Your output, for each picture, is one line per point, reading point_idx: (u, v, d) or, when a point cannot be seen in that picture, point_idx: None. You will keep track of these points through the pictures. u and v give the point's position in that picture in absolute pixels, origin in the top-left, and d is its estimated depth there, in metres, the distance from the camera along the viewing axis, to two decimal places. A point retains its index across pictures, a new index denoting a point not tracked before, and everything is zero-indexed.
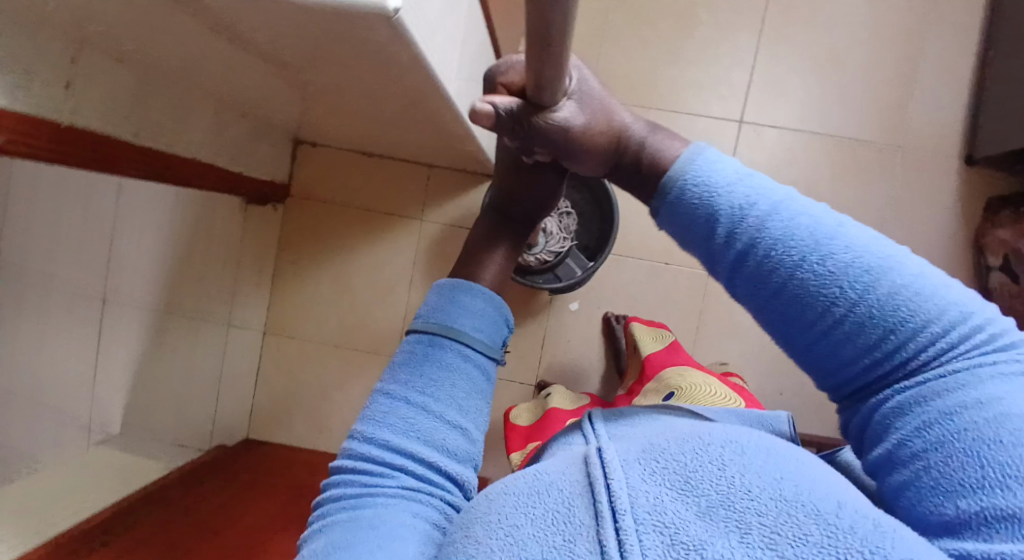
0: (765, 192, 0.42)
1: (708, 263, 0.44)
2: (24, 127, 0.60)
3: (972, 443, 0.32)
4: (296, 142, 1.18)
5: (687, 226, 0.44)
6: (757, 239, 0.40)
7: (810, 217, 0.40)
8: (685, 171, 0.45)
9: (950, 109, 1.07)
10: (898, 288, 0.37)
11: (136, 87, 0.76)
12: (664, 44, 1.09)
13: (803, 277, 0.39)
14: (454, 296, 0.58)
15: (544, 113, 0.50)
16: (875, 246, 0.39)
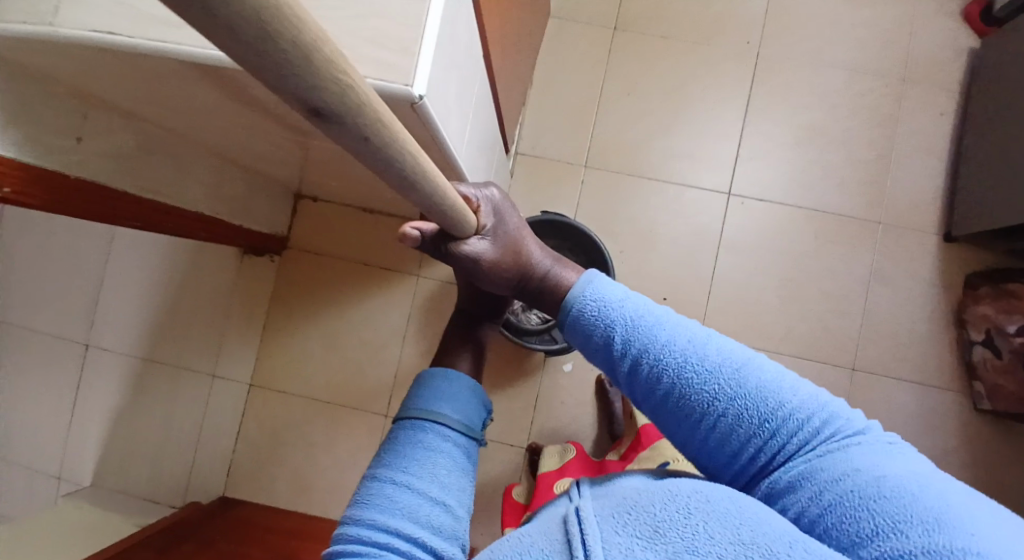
0: (648, 306, 0.51)
1: (609, 371, 0.51)
2: (27, 174, 0.62)
3: (860, 499, 0.37)
4: (297, 197, 1.20)
5: (586, 338, 0.52)
6: (644, 348, 0.48)
7: (683, 327, 0.49)
8: (575, 289, 0.55)
9: (928, 187, 1.12)
10: (762, 383, 0.44)
11: (142, 140, 0.78)
12: (656, 116, 1.15)
13: (685, 379, 0.46)
14: (433, 382, 0.60)
15: (458, 246, 0.56)
16: (739, 350, 0.47)
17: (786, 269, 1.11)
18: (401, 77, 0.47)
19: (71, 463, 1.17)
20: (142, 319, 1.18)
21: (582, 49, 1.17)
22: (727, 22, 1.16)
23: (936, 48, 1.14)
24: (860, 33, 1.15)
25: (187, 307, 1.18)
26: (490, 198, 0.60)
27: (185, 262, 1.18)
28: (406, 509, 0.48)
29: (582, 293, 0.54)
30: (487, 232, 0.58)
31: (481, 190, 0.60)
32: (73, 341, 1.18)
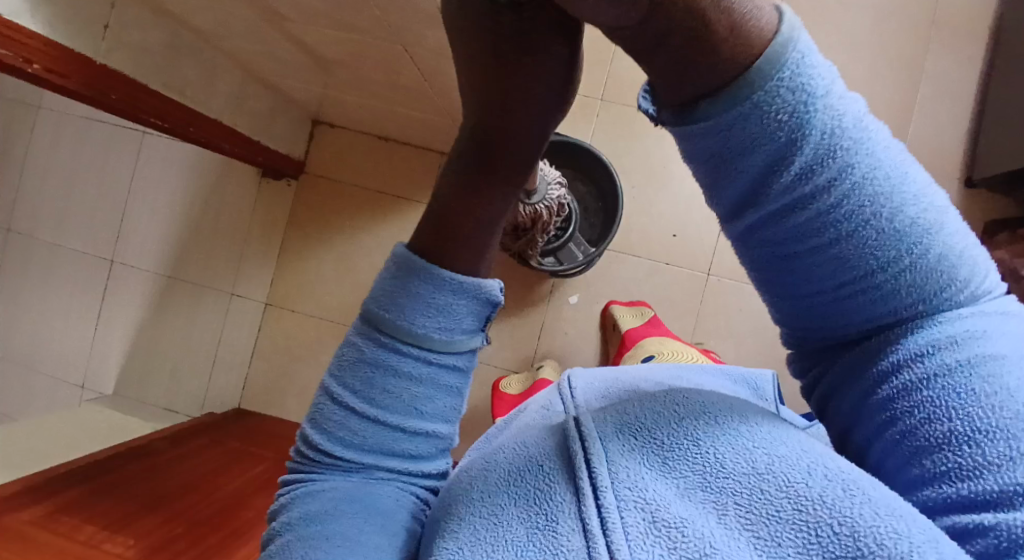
0: (845, 101, 0.29)
1: (744, 197, 0.31)
2: (60, 57, 0.64)
3: (939, 396, 0.31)
4: (315, 123, 1.22)
5: (744, 146, 0.29)
6: (835, 185, 0.29)
7: (885, 153, 0.30)
8: (769, 46, 0.27)
9: (952, 131, 1.09)
10: (947, 252, 0.31)
11: (170, 40, 0.79)
12: None
13: (862, 239, 0.30)
14: (412, 276, 0.33)
15: None
16: (929, 193, 0.32)
17: None
18: None
19: (94, 373, 1.23)
20: (164, 238, 1.22)
21: None
22: None
23: None
24: None
25: (207, 228, 1.22)
26: None
27: (206, 184, 1.21)
28: (381, 445, 0.35)
29: (782, 73, 0.27)
30: None
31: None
32: (99, 257, 1.23)
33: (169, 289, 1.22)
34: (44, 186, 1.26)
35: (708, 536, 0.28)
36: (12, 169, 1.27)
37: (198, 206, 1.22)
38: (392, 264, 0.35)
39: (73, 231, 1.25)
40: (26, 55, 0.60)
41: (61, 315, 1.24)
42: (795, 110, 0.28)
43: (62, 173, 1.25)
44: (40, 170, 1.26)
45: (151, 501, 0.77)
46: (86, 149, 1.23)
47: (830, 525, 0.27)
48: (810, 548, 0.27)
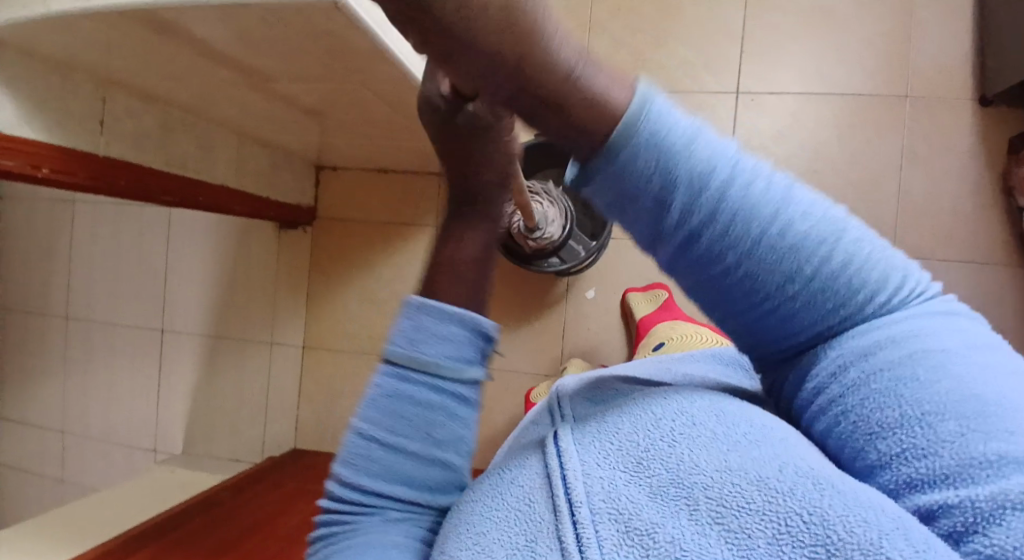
0: (717, 146, 0.32)
1: (648, 234, 0.34)
2: (64, 158, 0.71)
3: (886, 386, 0.30)
4: (319, 169, 1.27)
5: (628, 195, 0.32)
6: (716, 215, 0.31)
7: (761, 175, 0.31)
8: (626, 109, 0.31)
9: (956, 49, 1.04)
10: (850, 257, 0.31)
11: (161, 121, 0.85)
12: (649, 28, 1.11)
13: (759, 258, 0.31)
14: (424, 321, 0.38)
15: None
16: (824, 206, 0.32)
17: (808, 163, 1.06)
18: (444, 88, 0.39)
19: (163, 435, 1.32)
20: (202, 301, 1.30)
21: None
22: None
23: None
24: None
25: (238, 285, 1.29)
26: None
27: (230, 245, 1.29)
28: (398, 469, 0.38)
29: (648, 136, 0.31)
30: None
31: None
32: (150, 328, 1.34)
33: (214, 348, 1.30)
34: (92, 272, 1.37)
35: (680, 538, 0.26)
36: (64, 262, 1.40)
37: (227, 266, 1.29)
38: (407, 312, 0.39)
39: (124, 309, 1.35)
40: (32, 161, 0.68)
41: (126, 386, 1.35)
42: (668, 155, 0.31)
43: (105, 258, 1.36)
44: (87, 259, 1.38)
45: (218, 548, 0.83)
46: (122, 232, 1.34)
47: (798, 515, 0.26)
48: (782, 540, 0.25)
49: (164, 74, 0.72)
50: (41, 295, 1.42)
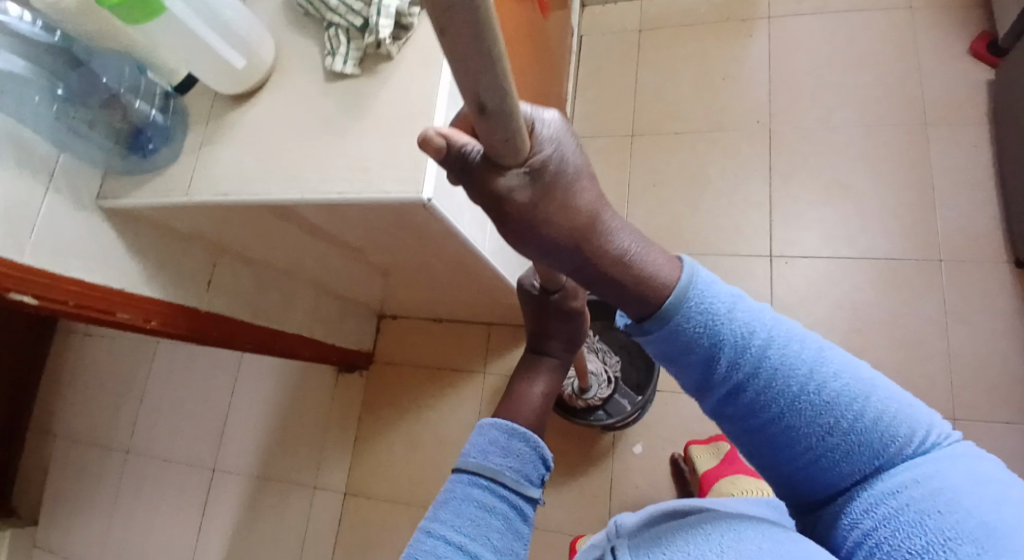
0: (755, 307, 0.39)
1: (697, 386, 0.40)
2: (171, 311, 0.82)
3: (919, 518, 0.33)
4: (380, 317, 1.37)
5: (673, 347, 0.39)
6: (757, 372, 0.37)
7: (795, 338, 0.38)
8: (672, 283, 0.39)
9: (982, 217, 1.09)
10: (882, 413, 0.36)
11: (256, 281, 0.98)
12: (683, 198, 1.22)
13: (800, 413, 0.36)
14: (500, 436, 0.45)
15: (494, 175, 0.36)
16: (851, 366, 0.37)
17: (849, 322, 1.08)
18: (415, 185, 0.60)
19: None
20: (254, 441, 1.35)
21: (607, 155, 1.30)
22: (734, 110, 1.25)
23: (950, 92, 1.17)
24: (867, 91, 1.21)
25: (291, 426, 1.34)
26: (543, 117, 0.37)
27: (289, 387, 1.36)
28: None
29: (689, 295, 0.38)
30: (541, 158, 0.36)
31: (542, 113, 0.38)
32: (202, 466, 1.37)
33: (258, 489, 1.32)
34: (158, 409, 1.46)
35: None
36: (134, 399, 1.49)
37: (283, 407, 1.36)
38: (485, 429, 0.46)
39: (181, 446, 1.41)
40: (144, 315, 0.79)
41: (169, 527, 1.35)
42: (705, 316, 0.38)
43: (173, 396, 1.45)
44: (156, 396, 1.47)
45: None
46: (192, 372, 1.44)
47: None
48: None
49: (266, 243, 0.85)
50: (106, 429, 1.50)
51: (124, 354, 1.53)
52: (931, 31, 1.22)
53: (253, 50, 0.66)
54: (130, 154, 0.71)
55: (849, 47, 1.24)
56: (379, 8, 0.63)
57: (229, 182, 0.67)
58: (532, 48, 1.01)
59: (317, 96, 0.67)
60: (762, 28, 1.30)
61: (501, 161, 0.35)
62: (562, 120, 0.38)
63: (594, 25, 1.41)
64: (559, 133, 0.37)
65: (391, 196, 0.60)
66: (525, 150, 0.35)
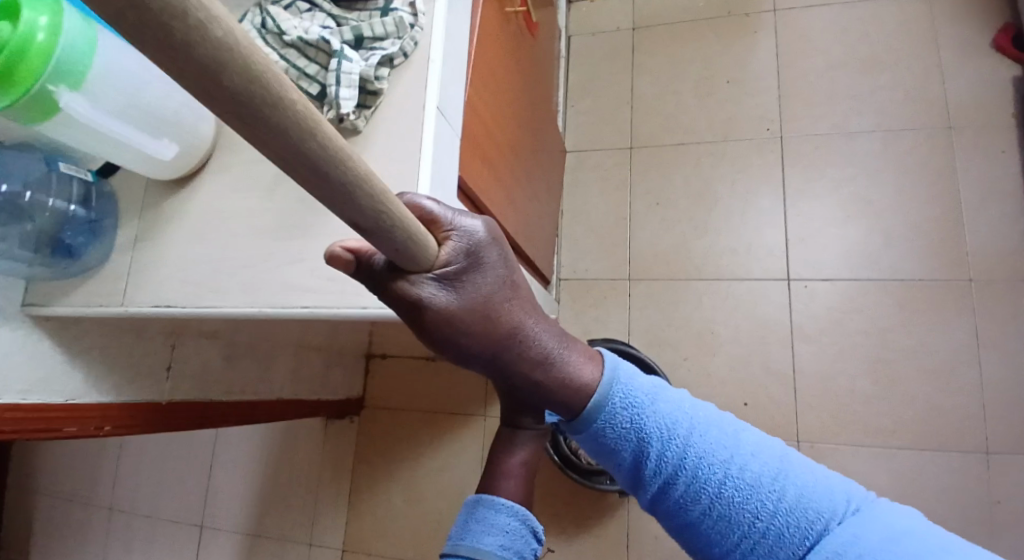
0: (675, 400, 0.44)
1: (633, 482, 0.43)
2: (128, 413, 0.73)
3: None
4: (368, 357, 1.28)
5: (607, 446, 0.43)
6: (682, 462, 0.40)
7: (712, 425, 0.41)
8: (596, 386, 0.45)
9: (1015, 229, 1.00)
10: (801, 492, 0.38)
11: (226, 354, 0.88)
12: (690, 219, 1.12)
13: (726, 496, 0.38)
14: (482, 513, 0.50)
15: (404, 285, 0.39)
16: (765, 447, 0.41)
17: (874, 351, 1.01)
18: None
19: None
20: (243, 496, 1.27)
21: (605, 172, 1.19)
22: (741, 117, 1.14)
23: (977, 88, 1.07)
24: (886, 90, 1.10)
25: (281, 479, 1.26)
26: (459, 225, 0.41)
27: (278, 437, 1.28)
28: None
29: (614, 395, 0.44)
30: (452, 271, 0.40)
31: (462, 218, 0.42)
32: (189, 524, 1.29)
33: (250, 547, 1.24)
34: (138, 463, 1.37)
35: None
36: (110, 452, 1.40)
37: (272, 458, 1.27)
38: (471, 507, 0.51)
39: (165, 502, 1.32)
40: (97, 424, 0.70)
41: None
42: (628, 411, 0.43)
43: (153, 448, 1.36)
44: (134, 448, 1.38)
45: None
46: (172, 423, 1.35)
47: None
48: None
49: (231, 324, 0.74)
50: (84, 486, 1.40)
51: None
52: (954, 21, 1.11)
53: (188, 130, 0.55)
54: (56, 258, 0.60)
55: (865, 40, 1.13)
56: (337, 75, 0.56)
57: (169, 291, 0.56)
58: (520, 71, 0.89)
59: (269, 179, 0.56)
60: (768, 22, 1.18)
61: (411, 274, 0.39)
62: (484, 228, 0.42)
63: (583, 24, 1.28)
64: (471, 241, 0.41)
65: (369, 313, 0.50)
66: (434, 260, 0.39)
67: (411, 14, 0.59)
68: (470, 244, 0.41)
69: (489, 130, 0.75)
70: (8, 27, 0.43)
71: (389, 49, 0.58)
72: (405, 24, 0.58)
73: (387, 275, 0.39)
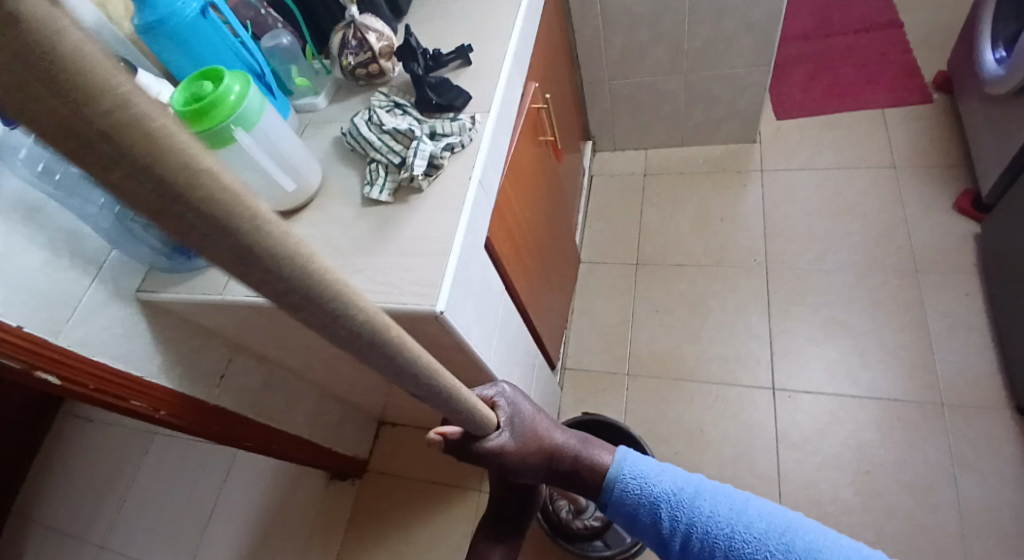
0: (682, 475, 0.57)
1: (659, 539, 0.56)
2: (181, 403, 0.85)
3: None
4: (380, 424, 1.38)
5: (635, 511, 0.57)
6: (695, 522, 0.53)
7: (717, 493, 0.54)
8: (610, 469, 0.60)
9: (981, 363, 1.11)
10: (807, 545, 0.49)
11: (265, 379, 1.01)
12: (684, 327, 1.27)
13: (739, 545, 0.51)
14: None
15: (486, 443, 0.50)
16: (768, 509, 0.53)
17: (853, 463, 1.06)
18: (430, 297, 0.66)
19: None
20: (229, 550, 1.26)
21: (613, 282, 1.36)
22: (732, 248, 1.34)
23: (939, 242, 1.24)
24: (858, 238, 1.29)
25: (270, 537, 1.26)
26: (490, 391, 0.55)
27: (279, 492, 1.30)
28: None
29: (628, 472, 0.59)
30: (508, 423, 0.53)
31: (494, 387, 0.56)
32: None
33: None
34: (127, 505, 1.37)
35: None
36: (101, 489, 1.40)
37: (270, 512, 1.29)
38: None
39: (152, 547, 1.31)
40: (156, 404, 0.82)
41: None
42: (643, 484, 0.57)
43: (148, 488, 1.36)
44: (128, 486, 1.39)
45: None
46: (170, 468, 1.36)
47: None
48: None
49: (284, 344, 0.90)
50: (69, 522, 1.40)
51: (93, 437, 1.45)
52: (915, 189, 1.32)
53: (302, 177, 0.76)
54: (176, 256, 0.78)
55: (839, 198, 1.35)
56: (415, 149, 0.74)
57: (258, 286, 0.73)
58: (545, 186, 1.11)
59: (350, 217, 0.76)
60: (756, 178, 1.42)
61: (490, 434, 0.50)
62: (507, 385, 0.57)
63: (604, 167, 1.55)
64: (501, 396, 0.55)
65: (406, 307, 0.66)
66: (496, 418, 0.51)
67: (471, 122, 0.80)
68: (504, 403, 0.55)
69: (517, 219, 0.95)
70: (209, 87, 0.67)
71: (453, 140, 0.78)
72: (466, 127, 0.79)
73: (470, 438, 0.49)
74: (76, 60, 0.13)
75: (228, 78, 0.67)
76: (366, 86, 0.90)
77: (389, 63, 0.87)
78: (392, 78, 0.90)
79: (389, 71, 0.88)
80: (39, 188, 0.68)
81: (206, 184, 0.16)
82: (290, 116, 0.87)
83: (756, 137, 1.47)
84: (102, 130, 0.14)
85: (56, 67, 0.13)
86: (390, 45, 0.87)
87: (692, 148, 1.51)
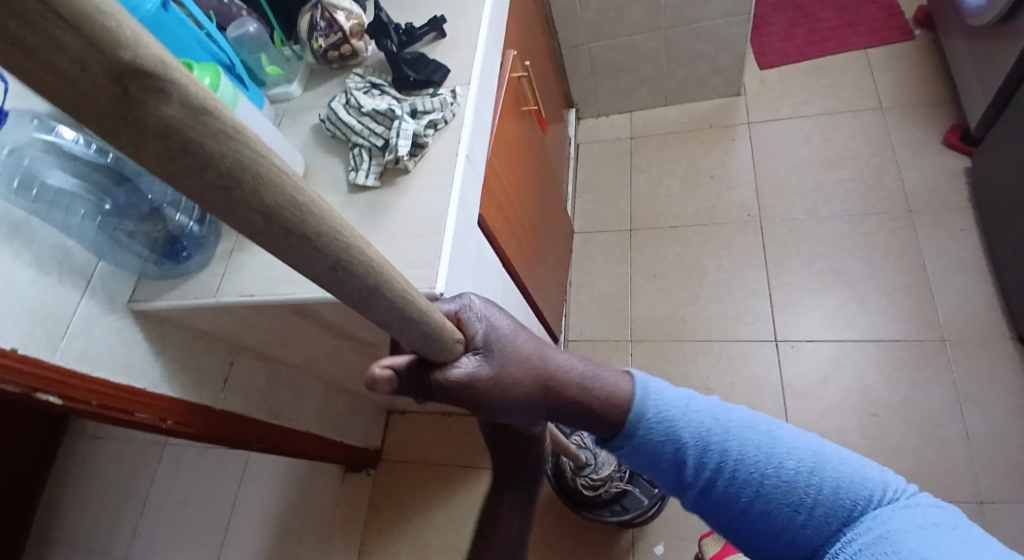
0: (702, 405, 0.47)
1: (672, 481, 0.47)
2: (186, 411, 0.84)
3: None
4: (389, 412, 1.39)
5: (645, 451, 0.47)
6: (720, 461, 0.43)
7: (744, 426, 0.45)
8: (626, 399, 0.48)
9: (980, 297, 1.11)
10: (843, 483, 0.41)
11: (269, 378, 1.00)
12: (684, 288, 1.26)
13: (768, 487, 0.42)
14: None
15: (444, 371, 0.45)
16: (801, 441, 0.44)
17: (862, 406, 1.07)
18: (429, 279, 0.64)
19: None
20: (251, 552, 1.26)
21: (609, 250, 1.35)
22: (724, 206, 1.33)
23: (930, 180, 1.24)
24: (850, 183, 1.28)
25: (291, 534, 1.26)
26: (456, 308, 0.50)
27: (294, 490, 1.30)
28: None
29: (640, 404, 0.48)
30: (478, 349, 0.48)
31: (460, 301, 0.51)
32: None
33: None
34: (143, 518, 1.37)
35: None
36: (115, 504, 1.40)
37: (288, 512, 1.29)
38: None
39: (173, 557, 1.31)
40: (161, 414, 0.80)
41: None
42: (657, 419, 0.46)
43: (163, 500, 1.36)
44: (142, 500, 1.39)
45: None
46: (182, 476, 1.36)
47: None
48: None
49: (289, 342, 0.89)
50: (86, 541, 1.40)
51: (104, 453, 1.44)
52: (903, 128, 1.31)
53: (286, 167, 0.74)
54: (165, 261, 0.77)
55: (828, 145, 1.34)
56: (397, 131, 0.72)
57: (253, 284, 0.72)
58: (532, 159, 1.09)
59: (339, 205, 0.75)
60: (743, 133, 1.41)
61: (448, 360, 0.45)
62: (478, 300, 0.51)
63: (589, 135, 1.53)
64: (471, 312, 0.50)
65: None
66: (461, 340, 0.47)
67: (452, 96, 0.78)
68: (477, 322, 0.49)
69: (509, 193, 0.94)
70: None
71: (435, 117, 0.75)
72: (447, 102, 0.77)
73: (427, 363, 0.45)
74: (106, 28, 0.18)
75: (197, 71, 0.65)
76: (340, 69, 0.87)
77: (361, 42, 0.84)
78: (366, 57, 0.87)
79: (362, 50, 0.85)
80: (17, 205, 0.64)
81: (188, 109, 0.20)
82: (266, 106, 0.84)
83: (740, 91, 1.45)
84: (120, 74, 0.19)
85: (92, 33, 0.18)
86: (360, 24, 0.83)
87: (676, 108, 1.49)
